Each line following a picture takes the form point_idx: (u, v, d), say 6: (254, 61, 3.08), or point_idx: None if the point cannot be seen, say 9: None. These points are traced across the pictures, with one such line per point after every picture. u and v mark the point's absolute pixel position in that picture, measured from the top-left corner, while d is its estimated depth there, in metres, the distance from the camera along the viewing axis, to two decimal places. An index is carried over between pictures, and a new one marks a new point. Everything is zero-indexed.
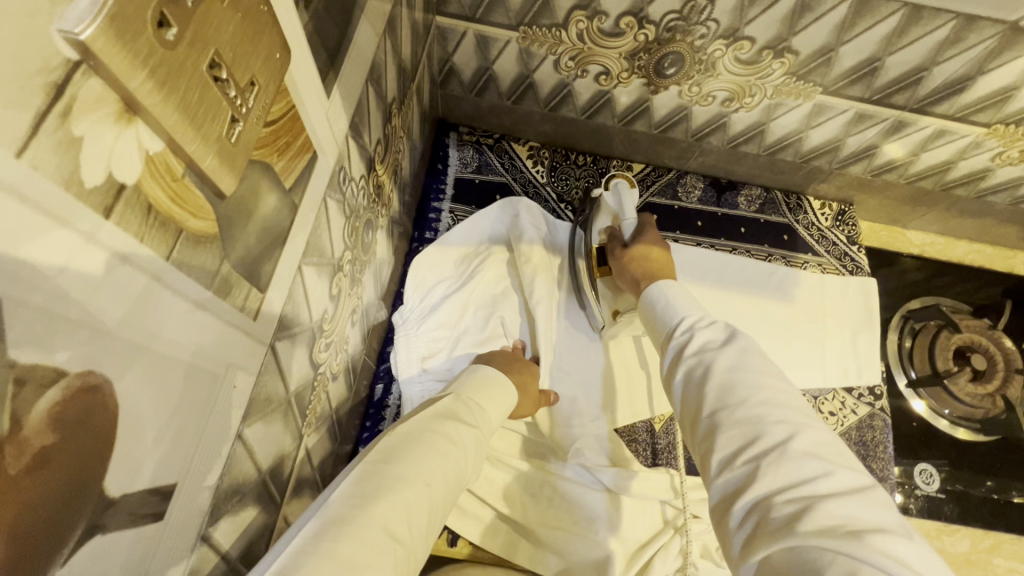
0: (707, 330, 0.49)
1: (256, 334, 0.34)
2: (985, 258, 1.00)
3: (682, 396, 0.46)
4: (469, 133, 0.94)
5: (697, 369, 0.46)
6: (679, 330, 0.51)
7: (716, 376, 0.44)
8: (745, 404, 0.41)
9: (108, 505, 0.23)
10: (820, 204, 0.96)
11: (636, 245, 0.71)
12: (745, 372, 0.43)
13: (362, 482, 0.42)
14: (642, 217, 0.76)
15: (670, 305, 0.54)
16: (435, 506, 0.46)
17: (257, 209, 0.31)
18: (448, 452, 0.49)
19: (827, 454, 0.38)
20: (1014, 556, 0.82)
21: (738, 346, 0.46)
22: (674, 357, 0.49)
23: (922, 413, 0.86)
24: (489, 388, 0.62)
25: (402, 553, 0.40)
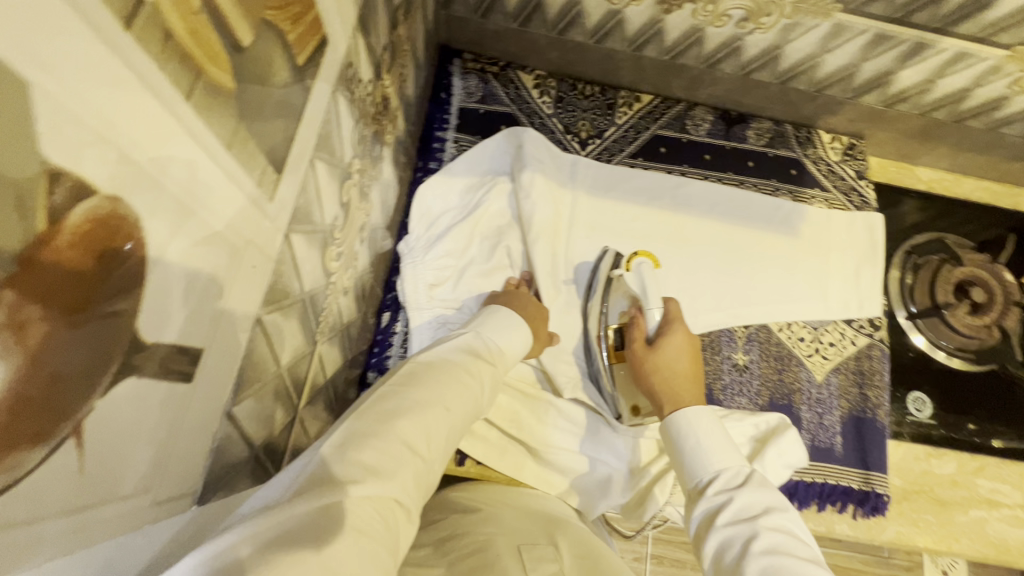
0: (743, 492, 0.46)
1: (272, 216, 0.33)
2: (993, 196, 0.99)
3: (715, 569, 0.44)
4: (473, 60, 0.91)
5: (733, 541, 0.43)
6: (714, 487, 0.48)
7: (753, 555, 0.41)
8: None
9: (141, 348, 0.23)
10: (831, 137, 0.95)
11: (662, 355, 0.65)
12: (788, 556, 0.40)
13: (385, 400, 0.42)
14: (668, 306, 0.70)
15: (704, 444, 0.52)
16: (452, 431, 0.45)
17: (271, 79, 0.30)
18: (468, 383, 0.49)
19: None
20: (997, 479, 0.84)
21: (776, 527, 0.43)
22: (705, 519, 0.47)
23: (921, 347, 0.88)
24: (507, 329, 0.62)
25: (422, 468, 0.40)
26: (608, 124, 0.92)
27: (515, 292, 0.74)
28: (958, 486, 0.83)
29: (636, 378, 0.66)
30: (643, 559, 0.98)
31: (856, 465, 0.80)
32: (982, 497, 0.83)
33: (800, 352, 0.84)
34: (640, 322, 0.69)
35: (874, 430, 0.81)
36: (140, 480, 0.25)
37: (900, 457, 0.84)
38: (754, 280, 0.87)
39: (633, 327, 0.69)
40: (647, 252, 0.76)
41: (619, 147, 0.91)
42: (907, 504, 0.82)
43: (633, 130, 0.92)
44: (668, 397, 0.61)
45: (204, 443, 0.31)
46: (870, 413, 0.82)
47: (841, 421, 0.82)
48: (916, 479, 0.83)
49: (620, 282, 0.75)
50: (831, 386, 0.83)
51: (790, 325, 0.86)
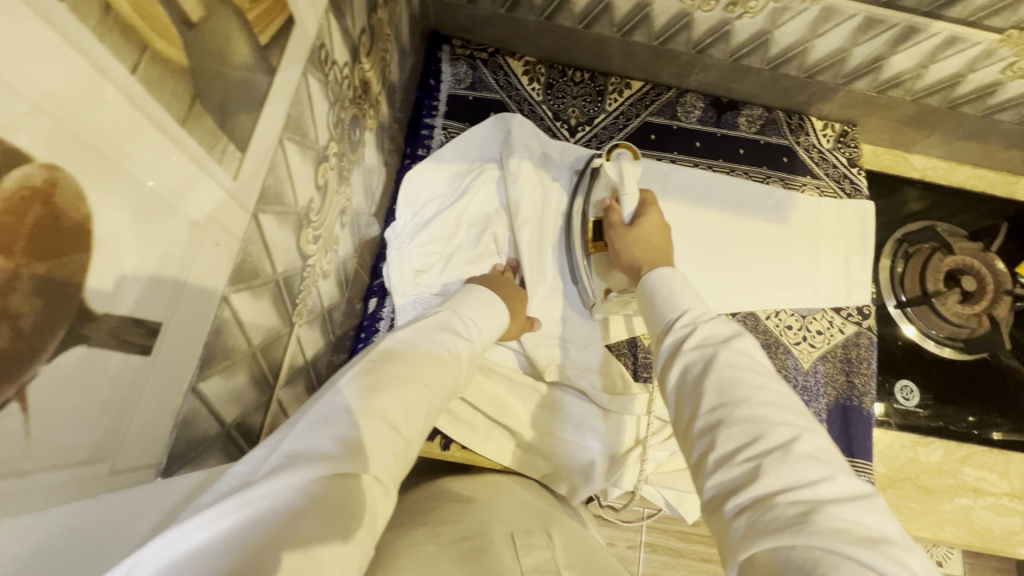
0: (708, 324, 0.46)
1: (236, 195, 0.34)
2: (988, 184, 0.98)
3: (677, 390, 0.44)
4: (462, 46, 0.90)
5: (696, 364, 0.44)
6: (680, 322, 0.48)
7: (714, 371, 0.42)
8: (745, 406, 0.39)
9: (90, 318, 0.23)
10: (823, 124, 0.94)
11: (638, 229, 0.69)
12: (746, 372, 0.42)
13: (365, 376, 0.41)
14: (646, 193, 0.73)
15: (673, 295, 0.52)
16: (431, 408, 0.45)
17: (230, 58, 0.30)
18: (447, 361, 0.50)
19: (825, 456, 0.37)
20: (984, 467, 0.84)
21: (737, 349, 0.44)
22: (671, 349, 0.46)
23: (912, 337, 0.88)
24: (484, 307, 0.63)
25: (401, 445, 0.39)
26: (597, 111, 0.91)
27: (497, 276, 0.75)
28: (944, 474, 0.83)
29: (612, 253, 0.70)
30: (638, 546, 0.99)
31: (840, 453, 0.80)
32: (968, 486, 0.83)
33: (787, 339, 0.84)
34: (615, 207, 0.72)
35: (860, 417, 0.81)
36: (95, 447, 0.26)
37: (886, 444, 0.84)
38: (743, 268, 0.86)
39: (609, 212, 0.72)
40: (626, 145, 0.77)
41: (608, 134, 0.91)
42: (892, 492, 0.82)
43: (623, 116, 0.91)
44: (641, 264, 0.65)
45: (168, 414, 0.32)
46: (856, 401, 0.82)
47: (827, 408, 0.82)
48: (901, 467, 0.83)
49: (600, 176, 0.78)
50: (817, 374, 0.83)
51: (778, 312, 0.86)
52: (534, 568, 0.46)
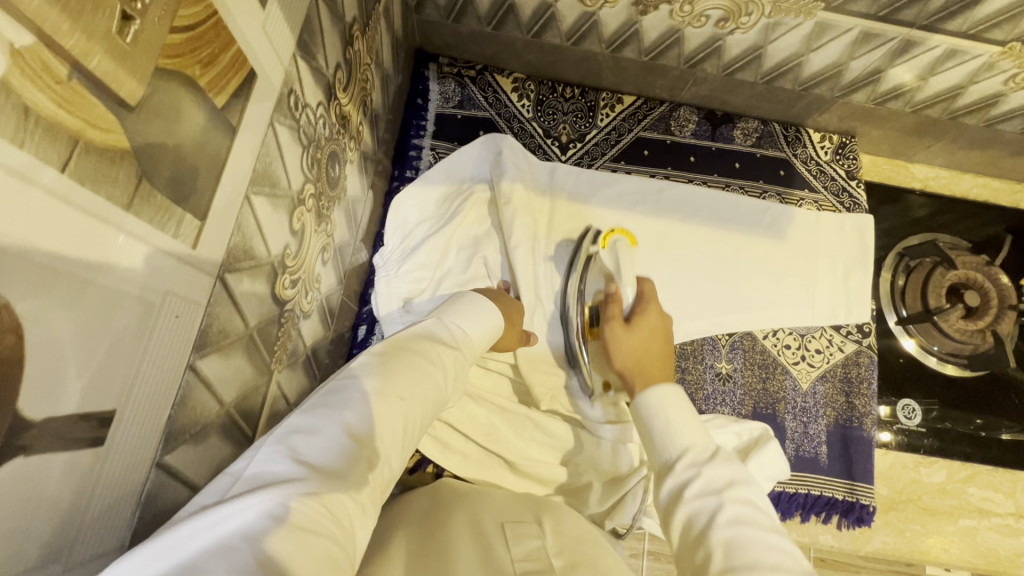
0: (710, 466, 0.46)
1: (198, 263, 0.33)
2: (992, 193, 0.96)
3: (684, 544, 0.44)
4: (449, 64, 0.89)
5: (701, 515, 0.43)
6: (681, 463, 0.47)
7: (720, 529, 0.41)
8: (755, 568, 0.38)
9: (27, 427, 0.22)
10: (820, 136, 0.92)
11: (634, 333, 0.66)
12: (750, 527, 0.41)
13: (332, 395, 0.43)
14: (642, 284, 0.73)
15: (672, 419, 0.50)
16: (410, 420, 0.45)
17: (181, 129, 0.29)
18: (427, 369, 0.50)
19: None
20: (988, 487, 0.82)
21: (742, 500, 0.43)
22: (673, 494, 0.46)
23: (911, 351, 0.86)
24: (475, 315, 0.61)
25: (372, 462, 0.40)
26: (589, 126, 0.89)
27: (487, 292, 0.73)
28: (948, 495, 0.81)
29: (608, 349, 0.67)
30: (641, 555, 0.97)
31: (841, 476, 0.78)
32: (972, 506, 0.81)
33: (785, 359, 0.83)
34: (617, 295, 0.71)
35: (861, 439, 0.80)
36: (41, 552, 0.25)
37: (887, 465, 0.82)
38: (740, 286, 0.84)
39: (609, 303, 0.70)
40: (621, 232, 0.79)
41: (600, 151, 0.89)
42: (894, 514, 0.80)
43: (615, 132, 0.90)
44: (639, 372, 0.62)
45: (129, 496, 0.31)
46: (857, 422, 0.80)
47: (827, 430, 0.80)
48: (904, 488, 0.82)
49: (597, 261, 0.79)
50: (816, 394, 0.82)
51: (776, 332, 0.84)
52: (524, 557, 0.46)
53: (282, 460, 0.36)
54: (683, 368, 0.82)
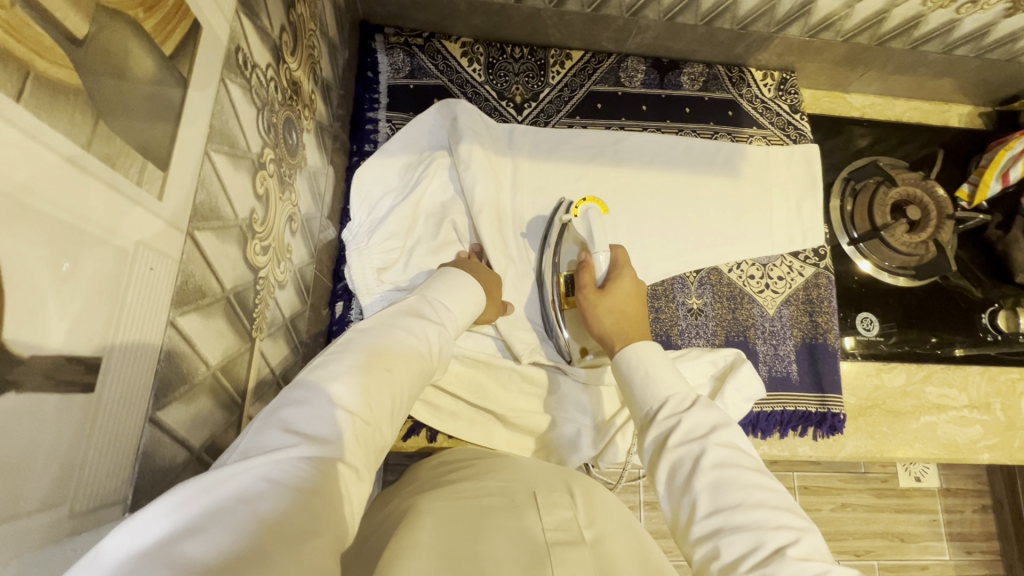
0: (692, 414, 0.50)
1: (167, 217, 0.33)
2: (922, 115, 1.02)
3: (669, 489, 0.48)
4: (395, 34, 0.88)
5: (684, 462, 0.47)
6: (663, 413, 0.52)
7: (704, 471, 0.46)
8: (739, 510, 0.43)
9: (17, 363, 0.23)
10: (762, 74, 0.96)
11: (610, 296, 0.68)
12: (733, 468, 0.46)
13: (317, 368, 0.43)
14: (616, 251, 0.74)
15: (652, 373, 0.56)
16: (398, 392, 0.46)
17: (131, 75, 0.29)
18: (411, 343, 0.50)
19: (821, 555, 0.41)
20: (944, 384, 0.88)
21: (720, 439, 0.48)
22: (657, 445, 0.50)
23: (868, 271, 0.92)
24: (456, 289, 0.63)
25: (364, 433, 0.41)
26: (542, 85, 0.91)
27: (466, 260, 0.74)
28: (909, 396, 0.87)
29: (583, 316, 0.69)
30: (637, 505, 1.06)
31: (812, 390, 0.83)
32: (931, 403, 0.87)
33: (750, 289, 0.87)
34: (591, 264, 0.72)
35: (827, 353, 0.85)
36: (45, 496, 0.25)
37: (853, 375, 0.88)
38: (701, 224, 0.88)
39: (583, 271, 0.72)
40: (594, 199, 0.78)
41: (555, 108, 0.90)
42: (863, 420, 0.85)
43: (568, 88, 0.91)
44: (613, 334, 0.65)
45: (126, 452, 0.31)
46: (822, 338, 0.85)
47: (795, 349, 0.85)
48: (870, 395, 0.87)
49: (570, 229, 0.78)
50: (783, 318, 0.86)
51: (740, 264, 0.88)
52: (553, 527, 0.46)
53: (275, 433, 0.37)
54: (656, 308, 0.85)
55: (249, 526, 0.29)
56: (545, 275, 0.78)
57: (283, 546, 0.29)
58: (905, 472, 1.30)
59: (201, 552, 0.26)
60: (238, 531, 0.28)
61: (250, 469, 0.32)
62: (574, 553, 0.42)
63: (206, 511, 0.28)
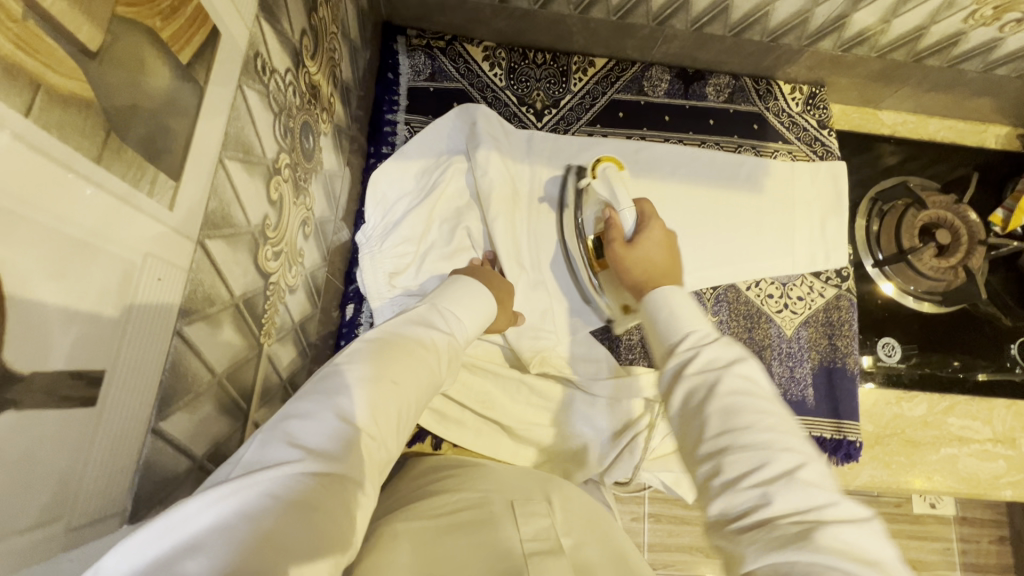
0: (710, 347, 0.48)
1: (177, 226, 0.32)
2: (957, 134, 0.98)
3: (681, 415, 0.46)
4: (417, 36, 0.87)
5: (699, 390, 0.45)
6: (684, 346, 0.49)
7: (719, 398, 0.44)
8: (750, 432, 0.41)
9: (16, 380, 0.22)
10: (791, 87, 0.93)
11: (639, 248, 0.66)
12: (747, 397, 0.44)
13: (323, 380, 0.43)
14: (641, 205, 0.71)
15: (676, 313, 0.53)
16: (405, 405, 0.45)
17: (146, 84, 0.28)
18: (421, 356, 0.50)
19: (829, 484, 0.40)
20: (967, 416, 0.85)
21: (740, 370, 0.46)
22: (675, 373, 0.48)
23: (891, 294, 0.89)
24: (466, 298, 0.61)
25: (369, 447, 0.40)
26: (563, 92, 0.90)
27: (479, 267, 0.73)
28: (929, 427, 0.84)
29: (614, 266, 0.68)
30: (641, 518, 1.05)
31: (828, 415, 0.81)
32: (952, 435, 0.84)
33: (768, 308, 0.85)
34: (616, 217, 0.70)
35: (844, 377, 0.82)
36: (43, 511, 0.25)
37: (872, 402, 0.85)
38: (721, 240, 0.86)
39: (609, 227, 0.69)
40: (609, 157, 0.76)
41: (575, 116, 0.89)
42: (879, 449, 0.83)
43: (589, 96, 0.90)
44: (645, 283, 0.63)
45: (127, 464, 0.31)
46: (840, 362, 0.83)
47: (812, 372, 0.83)
48: (888, 423, 0.84)
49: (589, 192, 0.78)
50: (800, 340, 0.84)
51: (758, 282, 0.86)
52: (531, 538, 0.45)
53: (278, 446, 0.36)
54: None
55: (247, 546, 0.28)
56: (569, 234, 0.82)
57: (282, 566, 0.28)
58: (920, 500, 1.26)
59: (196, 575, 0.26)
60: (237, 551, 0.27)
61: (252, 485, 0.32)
62: (554, 563, 0.42)
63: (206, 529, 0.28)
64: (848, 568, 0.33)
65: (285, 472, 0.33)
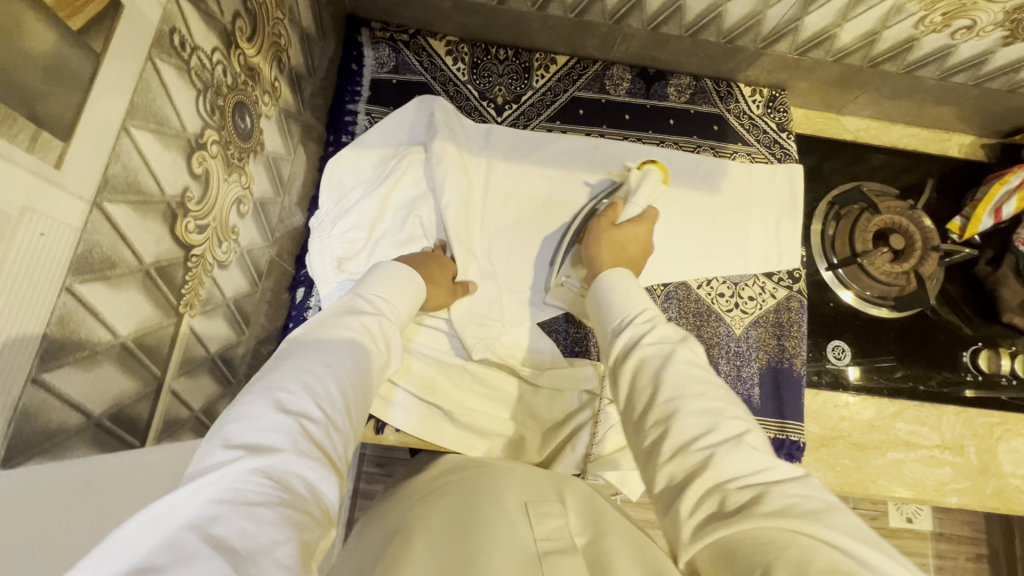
0: (657, 326, 0.53)
1: (65, 185, 0.34)
2: (920, 142, 0.99)
3: (632, 385, 0.49)
4: (382, 29, 0.89)
5: (653, 360, 0.49)
6: (635, 321, 0.55)
7: (672, 366, 0.48)
8: (697, 399, 0.45)
9: None
10: (751, 90, 0.94)
11: (623, 230, 0.74)
12: (697, 367, 0.48)
13: (247, 389, 0.43)
14: (648, 210, 0.78)
15: (628, 293, 0.59)
16: (342, 385, 0.46)
17: (21, 46, 0.30)
18: (347, 336, 0.51)
19: (768, 451, 0.42)
20: (915, 421, 0.85)
21: (687, 345, 0.50)
22: (628, 345, 0.53)
23: (850, 302, 0.89)
24: (387, 281, 0.62)
25: (317, 434, 0.40)
26: (525, 88, 0.91)
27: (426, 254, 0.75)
28: (876, 431, 0.84)
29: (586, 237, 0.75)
30: None
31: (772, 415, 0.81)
32: (899, 440, 0.84)
33: (719, 307, 0.85)
34: (618, 207, 0.78)
35: (790, 378, 0.83)
36: None
37: (819, 405, 0.85)
38: (676, 238, 0.87)
39: (609, 209, 0.77)
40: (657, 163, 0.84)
41: (536, 112, 0.91)
42: (824, 451, 0.83)
43: (551, 92, 0.91)
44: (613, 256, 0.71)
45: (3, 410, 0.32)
46: (787, 363, 0.83)
47: (759, 372, 0.83)
48: (835, 426, 0.84)
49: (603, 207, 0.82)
50: (749, 339, 0.84)
51: (710, 281, 0.87)
52: (545, 539, 0.46)
53: (214, 452, 0.36)
54: None
55: (205, 556, 0.27)
56: (564, 240, 0.82)
57: (240, 563, 0.28)
58: (897, 512, 1.25)
59: None
60: (185, 558, 0.27)
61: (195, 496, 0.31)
62: (568, 561, 0.44)
63: (152, 545, 0.27)
64: (836, 539, 0.33)
65: (227, 474, 0.33)
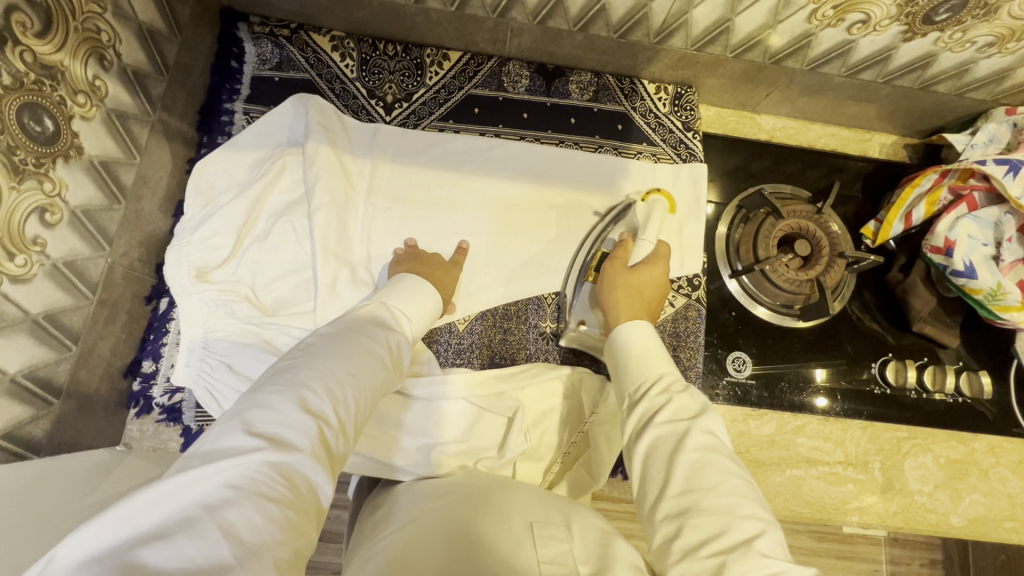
0: (679, 399, 0.56)
1: None
2: (839, 142, 0.95)
3: (646, 466, 0.53)
4: (261, 23, 0.83)
5: (665, 441, 0.53)
6: (654, 390, 0.58)
7: (686, 453, 0.51)
8: (711, 495, 0.48)
9: None
10: (657, 87, 0.89)
11: (636, 274, 0.75)
12: (715, 454, 0.51)
13: (276, 375, 0.47)
14: (660, 245, 0.80)
15: (653, 353, 0.62)
16: (358, 391, 0.50)
17: None
18: (371, 346, 0.55)
19: (780, 552, 0.45)
20: (818, 437, 0.81)
21: (702, 426, 0.54)
22: (639, 420, 0.56)
23: (764, 315, 0.85)
24: (413, 295, 0.66)
25: (327, 435, 0.45)
26: (416, 85, 0.86)
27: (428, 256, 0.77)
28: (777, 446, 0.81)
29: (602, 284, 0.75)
30: None
31: None
32: (800, 456, 0.81)
33: None
34: (627, 246, 0.80)
35: None
36: None
37: None
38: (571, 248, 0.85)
39: (619, 249, 0.79)
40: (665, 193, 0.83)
41: (427, 110, 0.86)
42: None
43: (445, 90, 0.87)
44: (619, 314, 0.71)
45: None
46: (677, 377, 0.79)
47: None
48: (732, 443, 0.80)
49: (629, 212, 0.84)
50: None
51: None
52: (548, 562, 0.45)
53: (239, 434, 0.41)
54: (505, 329, 0.81)
55: (211, 532, 0.34)
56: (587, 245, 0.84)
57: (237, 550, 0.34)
58: None
59: (158, 560, 0.31)
60: (201, 536, 0.33)
61: (212, 476, 0.37)
62: None
63: (168, 518, 0.33)
64: None
65: (243, 464, 0.38)
